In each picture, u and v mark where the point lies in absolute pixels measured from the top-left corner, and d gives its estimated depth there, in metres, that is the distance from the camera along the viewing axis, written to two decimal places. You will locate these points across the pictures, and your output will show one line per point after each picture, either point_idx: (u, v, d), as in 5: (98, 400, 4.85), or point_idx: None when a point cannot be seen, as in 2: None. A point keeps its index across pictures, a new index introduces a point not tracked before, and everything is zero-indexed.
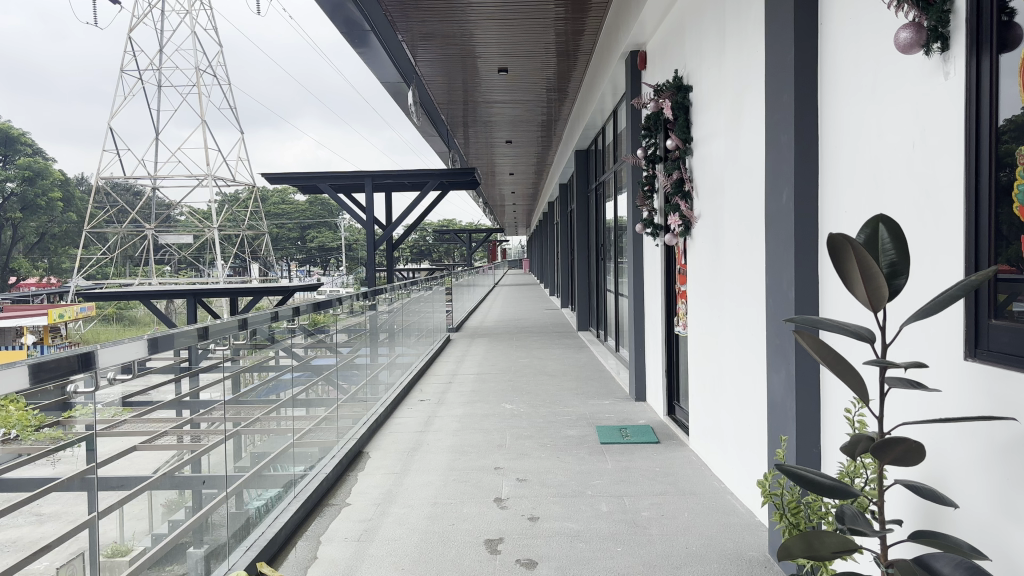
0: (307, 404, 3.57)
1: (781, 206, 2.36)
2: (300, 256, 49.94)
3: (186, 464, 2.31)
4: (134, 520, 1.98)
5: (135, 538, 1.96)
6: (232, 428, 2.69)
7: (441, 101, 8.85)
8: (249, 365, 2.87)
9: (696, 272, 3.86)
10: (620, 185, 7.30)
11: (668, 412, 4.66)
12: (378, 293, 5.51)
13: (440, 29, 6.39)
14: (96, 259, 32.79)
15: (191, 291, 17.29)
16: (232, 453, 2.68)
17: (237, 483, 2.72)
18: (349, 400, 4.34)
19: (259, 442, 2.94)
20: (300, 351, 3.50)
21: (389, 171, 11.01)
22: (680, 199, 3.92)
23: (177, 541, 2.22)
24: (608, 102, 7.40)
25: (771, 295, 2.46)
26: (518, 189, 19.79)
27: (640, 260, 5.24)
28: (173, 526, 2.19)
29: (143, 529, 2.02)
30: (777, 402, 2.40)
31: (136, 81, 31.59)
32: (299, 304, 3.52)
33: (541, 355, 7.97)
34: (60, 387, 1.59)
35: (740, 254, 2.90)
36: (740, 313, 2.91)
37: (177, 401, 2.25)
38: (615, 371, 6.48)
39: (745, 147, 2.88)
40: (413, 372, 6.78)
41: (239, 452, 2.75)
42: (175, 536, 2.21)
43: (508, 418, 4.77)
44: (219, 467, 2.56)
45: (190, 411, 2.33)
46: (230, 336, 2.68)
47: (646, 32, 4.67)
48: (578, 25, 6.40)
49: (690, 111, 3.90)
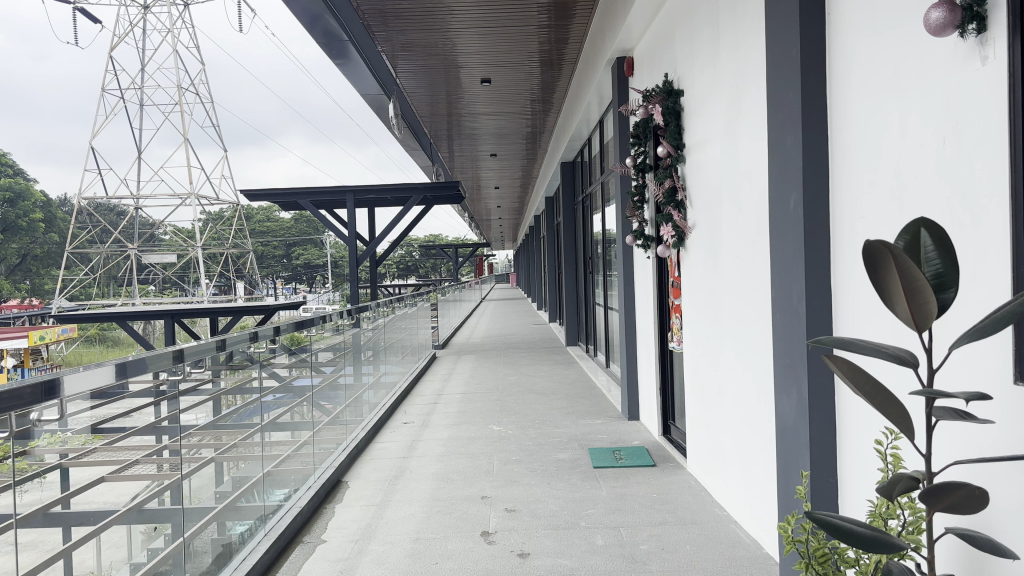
0: (290, 426, 3.49)
1: (788, 212, 2.17)
2: (286, 274, 49.58)
3: (166, 491, 2.28)
4: (111, 548, 1.97)
5: (111, 566, 1.95)
6: (211, 453, 2.60)
7: (425, 114, 8.69)
8: (230, 386, 2.80)
9: (692, 287, 3.65)
10: (608, 196, 7.11)
11: (663, 432, 4.43)
12: (361, 310, 5.27)
13: (421, 39, 6.19)
14: (78, 279, 32.47)
15: (171, 310, 17.01)
16: (215, 478, 2.64)
17: (218, 509, 2.66)
18: (331, 423, 4.19)
19: (241, 466, 2.89)
20: (282, 371, 3.39)
21: (372, 186, 10.78)
22: (673, 209, 3.72)
23: (154, 569, 2.18)
24: (594, 112, 7.20)
25: (779, 310, 2.28)
26: (505, 203, 19.61)
27: (630, 273, 5.02)
28: (150, 554, 2.17)
29: (120, 557, 2.00)
30: (789, 425, 2.22)
31: (118, 100, 31.36)
32: (278, 322, 3.43)
33: (530, 372, 7.75)
34: (27, 417, 1.55)
35: (740, 263, 2.72)
36: (741, 327, 2.73)
37: (155, 426, 2.19)
38: (607, 388, 6.26)
39: (744, 149, 2.70)
40: (399, 392, 6.53)
41: (221, 476, 2.70)
42: (152, 566, 2.16)
43: (496, 442, 4.54)
44: (202, 493, 2.54)
45: (169, 437, 2.28)
46: (209, 359, 2.60)
47: (634, 35, 4.46)
48: (562, 32, 6.21)
49: (682, 116, 3.70)
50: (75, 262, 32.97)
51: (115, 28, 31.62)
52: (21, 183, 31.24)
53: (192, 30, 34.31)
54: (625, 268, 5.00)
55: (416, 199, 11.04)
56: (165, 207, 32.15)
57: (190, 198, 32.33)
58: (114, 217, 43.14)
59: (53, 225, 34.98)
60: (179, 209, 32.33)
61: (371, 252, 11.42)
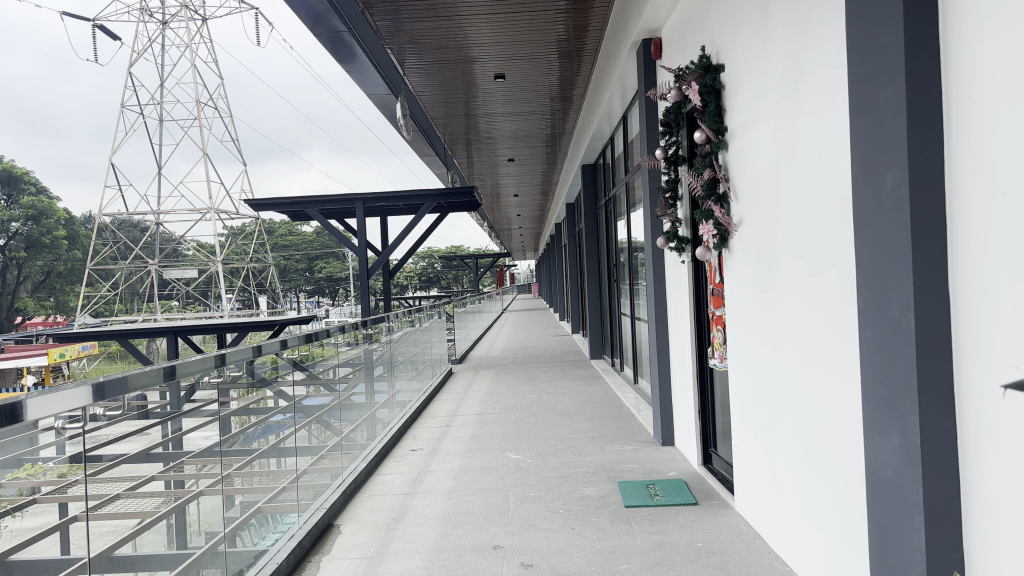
0: (271, 459, 3.01)
1: (884, 195, 1.65)
2: (308, 288, 49.50)
3: (172, 514, 2.20)
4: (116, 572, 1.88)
5: None
6: (174, 500, 2.22)
7: (438, 116, 8.23)
8: (243, 407, 2.77)
9: (738, 294, 3.11)
10: (633, 200, 6.62)
11: (704, 461, 3.90)
12: (364, 325, 4.81)
13: (431, 30, 5.67)
14: (101, 296, 32.44)
15: (180, 325, 16.69)
16: (223, 503, 2.56)
17: (226, 533, 2.58)
18: (324, 455, 3.69)
19: (210, 514, 2.45)
20: (255, 403, 2.88)
21: (383, 194, 10.32)
22: (713, 203, 3.18)
23: None
24: (617, 107, 6.68)
25: (870, 322, 1.75)
26: (525, 211, 19.17)
27: (660, 281, 4.47)
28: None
29: None
30: (888, 476, 1.68)
31: (137, 116, 31.27)
32: (259, 343, 2.95)
33: (551, 388, 7.21)
34: (21, 444, 1.43)
35: (806, 262, 2.17)
36: (807, 345, 2.20)
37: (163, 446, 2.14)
38: (636, 407, 5.70)
39: (808, 118, 2.16)
40: (412, 412, 6.02)
41: (231, 500, 2.63)
42: None
43: (512, 473, 4.02)
44: (212, 514, 2.46)
45: (173, 459, 2.22)
46: (212, 375, 2.50)
47: (662, 11, 3.94)
48: (580, 19, 5.69)
49: (722, 96, 3.18)
50: (97, 278, 33.02)
51: (133, 44, 31.57)
52: (42, 201, 31.62)
53: (211, 45, 34.00)
54: (655, 276, 4.45)
55: (429, 206, 10.56)
56: (186, 222, 32.08)
57: (210, 213, 32.16)
58: (136, 232, 43.24)
59: (75, 243, 35.28)
60: (199, 224, 32.22)
61: (383, 261, 10.95)
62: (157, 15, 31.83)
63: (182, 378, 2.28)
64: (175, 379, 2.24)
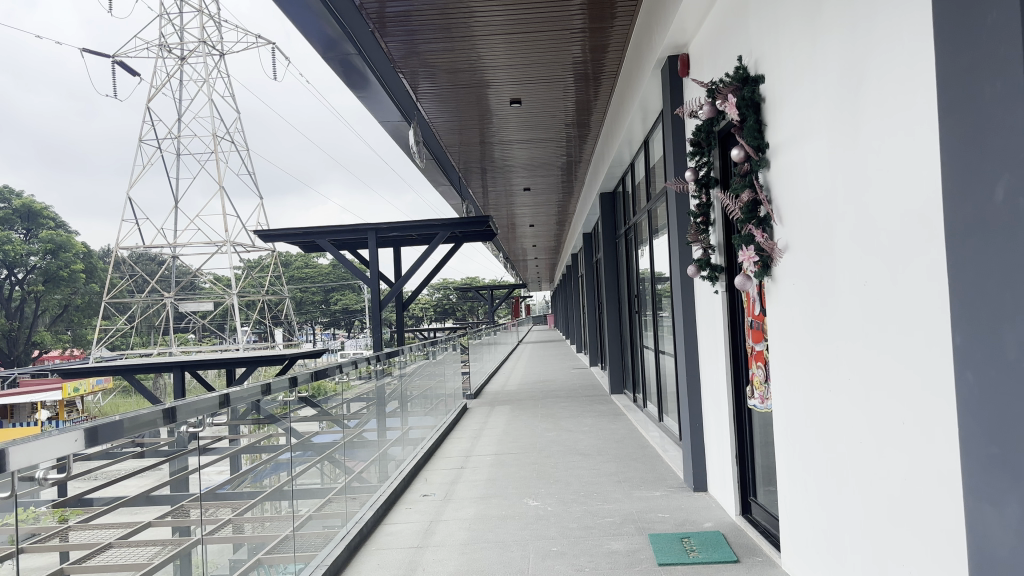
0: (272, 509, 2.74)
1: (991, 206, 1.34)
2: (324, 320, 49.37)
3: (175, 557, 2.01)
4: None
5: None
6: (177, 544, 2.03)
7: (453, 143, 8.01)
8: (256, 442, 2.62)
9: (782, 325, 2.79)
10: (656, 228, 6.34)
11: (742, 511, 3.55)
12: (377, 360, 4.55)
13: (444, 52, 5.42)
14: (118, 329, 32.36)
15: (187, 360, 16.43)
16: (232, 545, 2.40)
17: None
18: (328, 506, 3.37)
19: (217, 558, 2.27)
20: (264, 441, 2.70)
21: (396, 224, 10.07)
22: (755, 228, 2.88)
23: None
24: (638, 131, 6.41)
25: (972, 364, 1.43)
26: (541, 242, 18.88)
27: (690, 313, 4.14)
28: None
29: None
30: (1003, 555, 1.36)
31: (155, 150, 31.40)
32: (270, 379, 2.80)
33: (572, 426, 6.86)
34: None
35: (877, 294, 1.87)
36: (877, 389, 1.89)
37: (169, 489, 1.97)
38: (662, 448, 5.35)
39: (874, 126, 1.87)
40: (425, 451, 5.69)
41: (239, 542, 2.46)
42: None
43: (532, 524, 3.68)
44: (220, 557, 2.28)
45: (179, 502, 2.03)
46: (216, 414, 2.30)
47: (690, 25, 3.69)
48: (599, 39, 5.41)
49: (763, 111, 2.89)
50: (113, 311, 33.01)
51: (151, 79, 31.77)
52: (60, 236, 31.98)
53: (228, 79, 34.14)
54: (684, 307, 4.14)
55: (442, 237, 10.29)
56: (202, 254, 32.06)
57: (226, 246, 32.11)
58: (152, 266, 43.49)
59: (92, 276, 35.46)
60: (214, 256, 32.19)
61: (396, 293, 10.66)
62: (175, 51, 32.02)
63: (187, 419, 2.09)
64: (177, 421, 2.05)
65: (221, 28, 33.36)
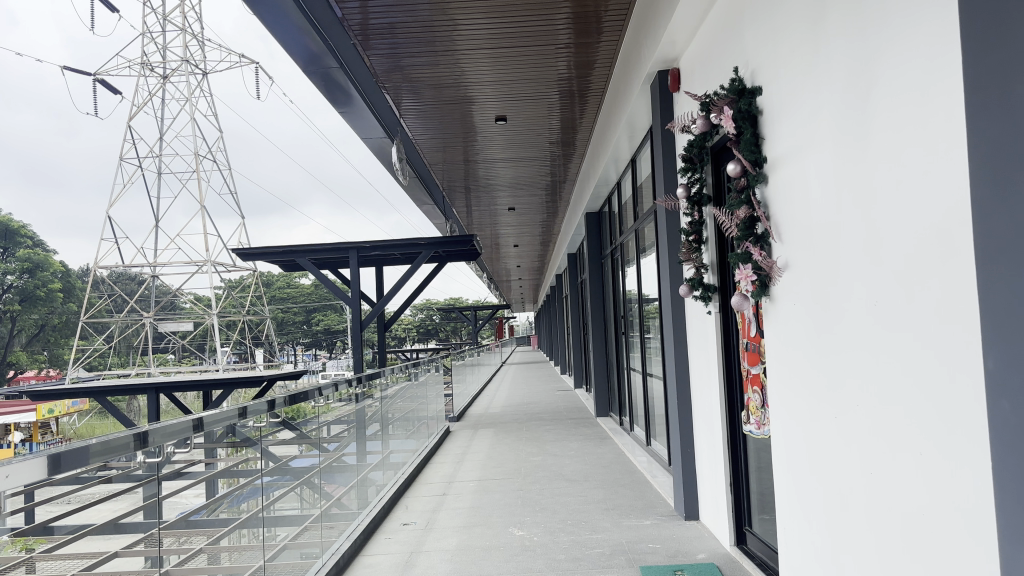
0: (247, 542, 2.57)
1: None
2: (306, 341, 48.95)
3: None
4: None
5: None
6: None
7: (437, 161, 7.89)
8: (233, 468, 2.46)
9: (782, 348, 2.66)
10: (643, 247, 6.23)
11: (737, 542, 3.40)
12: (359, 381, 4.38)
13: (428, 67, 5.29)
14: (95, 349, 31.84)
15: (163, 381, 16.10)
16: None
17: None
18: (305, 537, 3.19)
19: None
20: (241, 467, 2.53)
21: (378, 242, 9.92)
22: (752, 245, 2.75)
23: None
24: (625, 149, 6.30)
25: (1009, 393, 1.30)
26: (525, 262, 18.77)
27: (681, 334, 4.00)
28: None
29: None
30: None
31: (135, 169, 31.12)
32: (247, 402, 2.64)
33: (557, 450, 6.71)
34: None
35: (892, 318, 1.74)
36: (894, 417, 1.75)
37: (140, 517, 1.81)
38: (651, 473, 5.20)
39: (887, 135, 1.76)
40: (407, 476, 5.51)
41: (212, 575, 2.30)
42: None
43: (518, 555, 3.52)
44: None
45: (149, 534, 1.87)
46: (189, 439, 2.13)
47: (681, 37, 3.59)
48: (585, 55, 5.31)
49: (759, 123, 2.78)
50: (90, 332, 32.49)
51: (133, 98, 31.52)
52: (38, 256, 31.61)
53: (210, 98, 33.98)
54: (675, 328, 4.00)
55: (425, 256, 10.14)
56: (183, 274, 31.72)
57: (207, 266, 31.77)
58: (132, 285, 43.05)
59: (69, 296, 34.97)
60: (195, 276, 31.85)
61: (378, 313, 10.48)
62: (158, 70, 31.81)
63: (161, 440, 1.93)
64: (152, 443, 1.88)
65: (204, 48, 33.29)
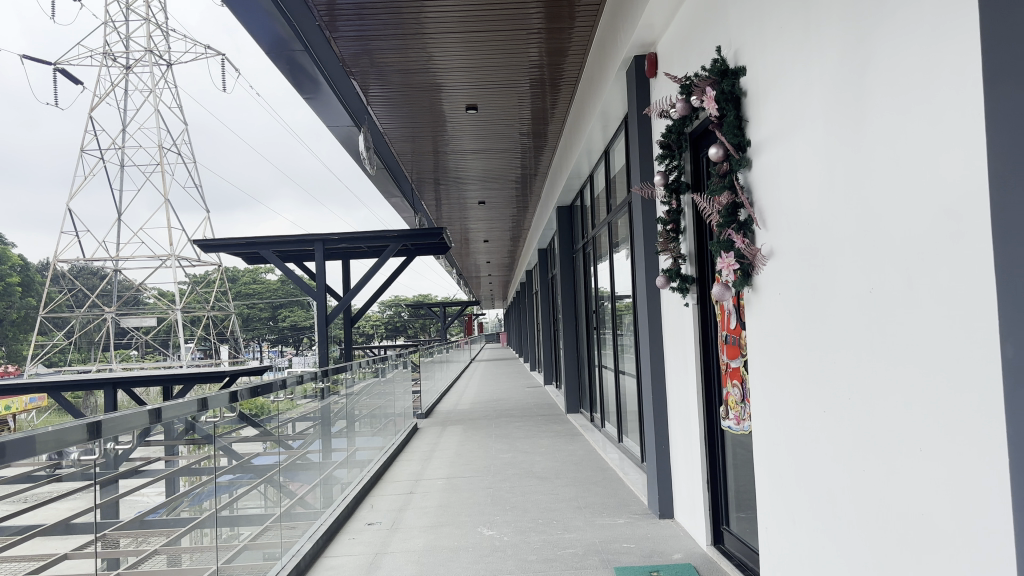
0: (205, 544, 2.39)
1: None
2: (272, 337, 48.32)
3: None
4: None
5: None
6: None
7: (405, 152, 7.72)
8: (194, 465, 2.29)
9: (765, 340, 2.55)
10: (615, 240, 6.13)
11: (713, 541, 3.30)
12: (324, 375, 4.21)
13: (396, 52, 5.13)
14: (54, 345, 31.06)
15: (122, 377, 15.68)
16: None
17: None
18: (265, 537, 3.03)
19: None
20: (202, 465, 2.35)
21: (345, 235, 9.71)
22: (734, 233, 2.63)
23: None
24: (598, 140, 6.18)
25: None
26: (495, 258, 18.65)
27: (656, 327, 3.89)
28: None
29: None
30: None
31: (97, 160, 30.46)
32: (207, 395, 2.47)
33: (528, 446, 6.58)
34: None
35: (893, 306, 1.63)
36: (896, 411, 1.64)
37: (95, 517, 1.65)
38: (623, 470, 5.10)
39: (886, 107, 1.65)
40: (372, 474, 5.35)
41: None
42: None
43: (488, 556, 3.38)
44: None
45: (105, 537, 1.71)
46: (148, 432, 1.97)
47: (660, 21, 3.47)
48: (557, 42, 5.17)
49: (743, 105, 2.66)
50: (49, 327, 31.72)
51: (95, 88, 30.88)
52: None
53: (174, 89, 33.41)
54: (650, 320, 3.89)
55: (393, 249, 9.95)
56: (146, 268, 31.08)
57: (170, 260, 31.19)
58: (92, 280, 42.17)
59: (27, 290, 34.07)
60: (158, 270, 31.24)
61: (344, 307, 10.26)
62: (120, 60, 31.21)
63: (118, 433, 1.76)
64: (107, 436, 1.71)
65: (168, 38, 32.74)
